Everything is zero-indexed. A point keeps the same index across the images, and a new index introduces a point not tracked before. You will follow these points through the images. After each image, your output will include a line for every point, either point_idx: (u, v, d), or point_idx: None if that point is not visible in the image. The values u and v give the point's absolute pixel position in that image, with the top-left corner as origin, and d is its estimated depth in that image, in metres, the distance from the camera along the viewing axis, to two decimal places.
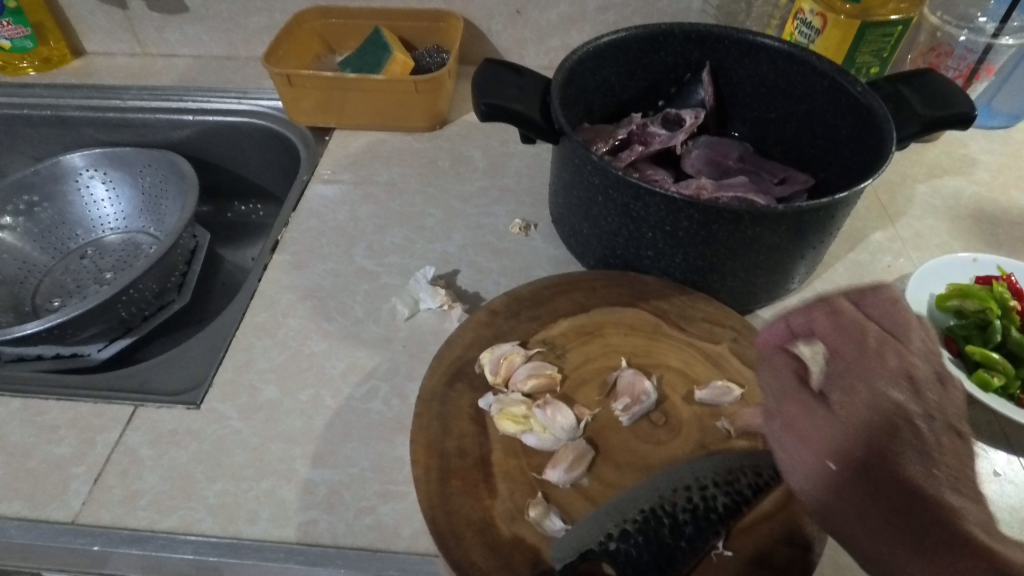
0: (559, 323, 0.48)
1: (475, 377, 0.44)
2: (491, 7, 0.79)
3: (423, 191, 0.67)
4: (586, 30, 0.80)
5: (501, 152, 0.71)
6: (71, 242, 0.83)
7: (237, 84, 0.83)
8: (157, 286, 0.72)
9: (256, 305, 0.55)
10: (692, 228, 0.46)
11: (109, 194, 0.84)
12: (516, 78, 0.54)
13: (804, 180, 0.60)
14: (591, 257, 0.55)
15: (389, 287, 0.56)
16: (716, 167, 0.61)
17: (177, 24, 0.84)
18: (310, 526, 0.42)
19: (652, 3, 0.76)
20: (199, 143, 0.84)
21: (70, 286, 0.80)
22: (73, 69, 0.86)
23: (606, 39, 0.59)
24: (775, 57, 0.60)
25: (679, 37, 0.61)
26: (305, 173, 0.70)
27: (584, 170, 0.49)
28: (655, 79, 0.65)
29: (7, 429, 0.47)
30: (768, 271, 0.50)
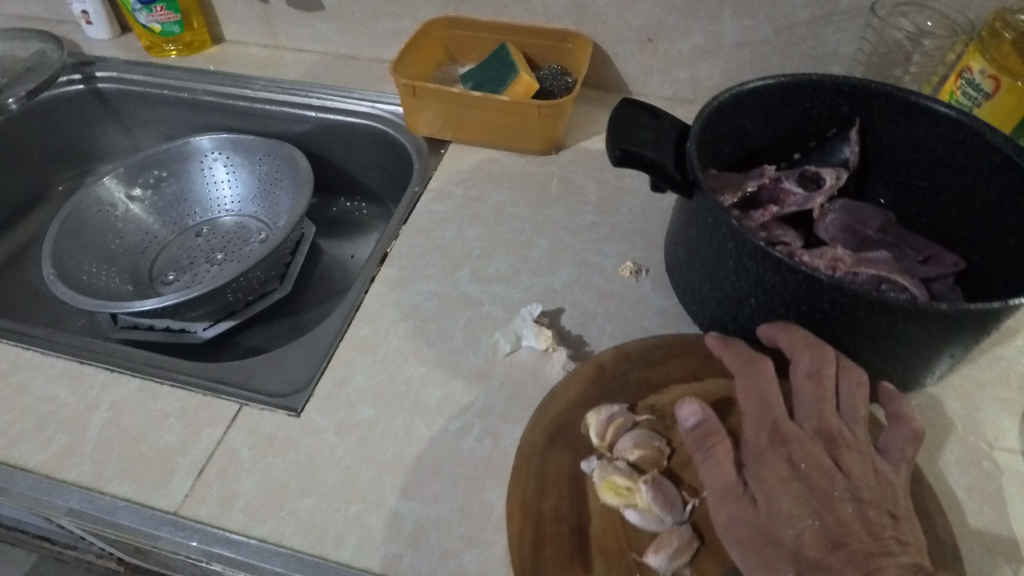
0: (669, 390, 0.45)
1: (577, 436, 0.42)
2: (621, 33, 0.76)
3: (532, 218, 0.65)
4: (718, 65, 0.76)
5: (615, 187, 0.69)
6: (188, 219, 0.88)
7: (359, 85, 0.85)
8: (263, 275, 0.75)
9: (360, 318, 0.56)
10: (831, 311, 0.42)
11: (228, 177, 0.87)
12: (653, 122, 0.51)
13: (953, 263, 0.54)
14: (706, 317, 0.52)
15: (491, 317, 0.55)
16: (853, 234, 0.56)
17: (310, 21, 0.86)
18: (393, 561, 0.42)
19: (796, 44, 0.72)
20: (316, 138, 0.86)
21: (183, 262, 0.84)
22: (211, 55, 0.91)
23: (749, 85, 0.56)
24: (939, 123, 0.54)
25: (830, 89, 0.57)
26: (417, 185, 0.70)
27: (716, 231, 0.46)
28: (793, 130, 0.61)
29: (124, 409, 0.50)
30: (908, 365, 0.45)
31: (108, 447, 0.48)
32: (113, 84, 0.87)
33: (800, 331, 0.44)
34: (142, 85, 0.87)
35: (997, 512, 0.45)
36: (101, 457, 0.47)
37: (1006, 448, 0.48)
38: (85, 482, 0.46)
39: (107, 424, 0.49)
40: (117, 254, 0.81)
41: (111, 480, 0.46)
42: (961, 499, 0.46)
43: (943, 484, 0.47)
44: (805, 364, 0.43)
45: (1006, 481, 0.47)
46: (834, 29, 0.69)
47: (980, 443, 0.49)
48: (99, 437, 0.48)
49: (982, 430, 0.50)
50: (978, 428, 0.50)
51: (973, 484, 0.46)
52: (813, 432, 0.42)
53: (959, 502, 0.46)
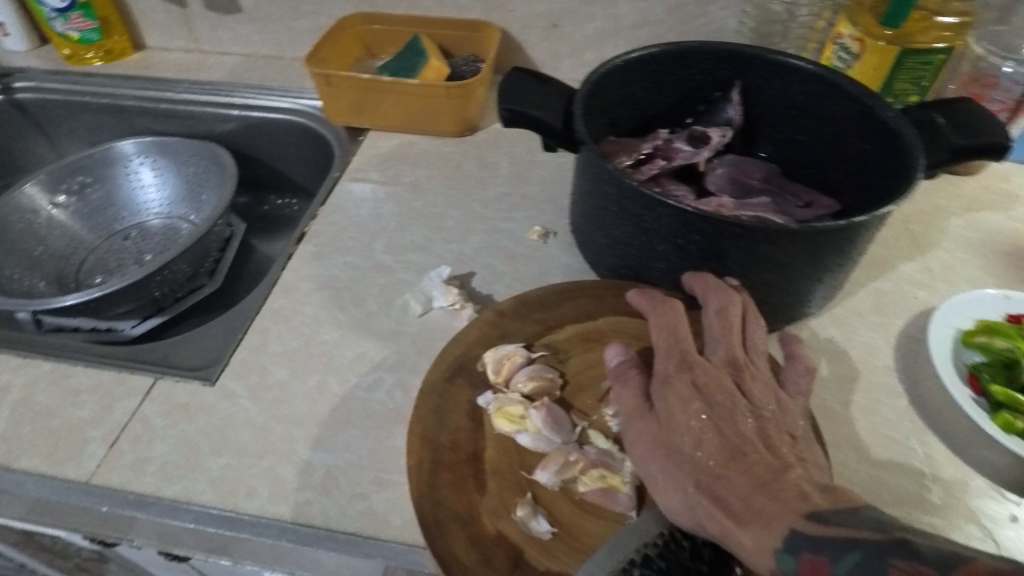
0: (565, 328, 0.48)
1: (475, 374, 0.45)
2: (527, 20, 0.80)
3: (446, 193, 0.68)
4: (620, 46, 0.81)
5: (527, 161, 0.72)
6: (116, 223, 0.88)
7: (281, 82, 0.87)
8: (189, 269, 0.76)
9: (276, 292, 0.57)
10: (704, 243, 0.46)
11: (155, 181, 0.88)
12: (541, 86, 0.54)
13: (830, 205, 0.59)
14: (604, 267, 0.55)
15: (404, 283, 0.58)
16: (740, 186, 0.61)
17: (230, 24, 0.88)
18: (304, 506, 0.43)
19: (689, 22, 0.77)
20: (242, 137, 0.87)
21: (111, 265, 0.84)
22: (132, 61, 0.91)
23: (634, 53, 0.60)
24: (807, 80, 0.59)
25: (710, 55, 0.61)
26: (336, 170, 0.72)
27: (600, 179, 0.49)
28: (684, 96, 0.65)
29: (36, 390, 0.50)
30: (781, 292, 0.49)
31: (19, 426, 0.48)
32: (32, 94, 0.87)
33: (712, 278, 0.47)
34: (62, 94, 0.87)
35: (869, 422, 0.49)
36: (11, 436, 0.47)
37: (879, 366, 0.53)
38: None
39: (18, 405, 0.49)
40: (41, 260, 0.81)
41: (21, 457, 0.46)
42: (840, 413, 0.50)
43: (824, 401, 0.50)
44: (714, 305, 0.46)
45: (879, 395, 0.51)
46: (720, 6, 0.74)
47: (857, 364, 0.53)
48: (9, 418, 0.48)
49: (859, 352, 0.54)
50: (855, 351, 0.54)
51: (849, 399, 0.50)
52: (722, 363, 0.44)
53: (838, 415, 0.49)
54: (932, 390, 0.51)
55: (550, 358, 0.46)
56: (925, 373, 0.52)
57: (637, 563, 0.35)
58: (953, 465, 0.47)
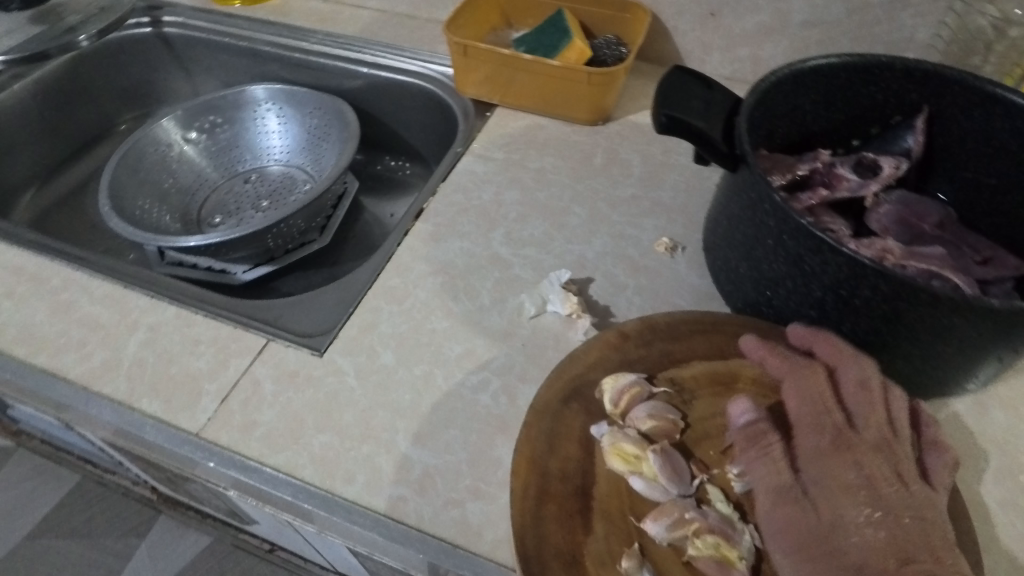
0: (692, 365, 0.44)
1: (591, 400, 0.42)
2: (682, 5, 0.74)
3: (571, 187, 0.65)
4: (782, 45, 0.73)
5: (661, 162, 0.67)
6: (239, 165, 0.90)
7: (413, 44, 0.85)
8: (302, 224, 0.77)
9: (391, 269, 0.56)
10: (873, 300, 0.40)
11: (279, 128, 0.89)
12: (705, 92, 0.49)
13: (1015, 266, 0.51)
14: (740, 299, 0.50)
15: (519, 280, 0.55)
16: (908, 228, 0.53)
17: None
18: (399, 502, 0.42)
19: (869, 27, 0.68)
20: (367, 95, 0.87)
21: (230, 206, 0.86)
22: (272, 6, 0.92)
23: (811, 62, 0.53)
24: (1017, 116, 0.51)
25: (900, 73, 0.54)
26: (459, 145, 0.70)
27: (758, 207, 0.44)
28: (856, 115, 0.58)
29: (160, 332, 0.52)
30: (949, 365, 0.43)
31: (143, 366, 0.50)
32: (178, 29, 0.90)
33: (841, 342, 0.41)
34: (205, 32, 0.89)
35: None
36: (135, 375, 0.49)
37: None
38: (118, 396, 0.48)
39: (144, 346, 0.51)
40: (169, 193, 0.84)
41: (142, 398, 0.48)
42: (993, 512, 0.43)
43: (975, 494, 0.44)
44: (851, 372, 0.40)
45: None
46: (912, 12, 0.65)
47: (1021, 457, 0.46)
48: (135, 357, 0.50)
49: None
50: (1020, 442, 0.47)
51: (1007, 498, 0.44)
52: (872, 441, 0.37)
53: (991, 514, 0.43)
54: None
55: (669, 397, 0.42)
56: None
57: None
58: None
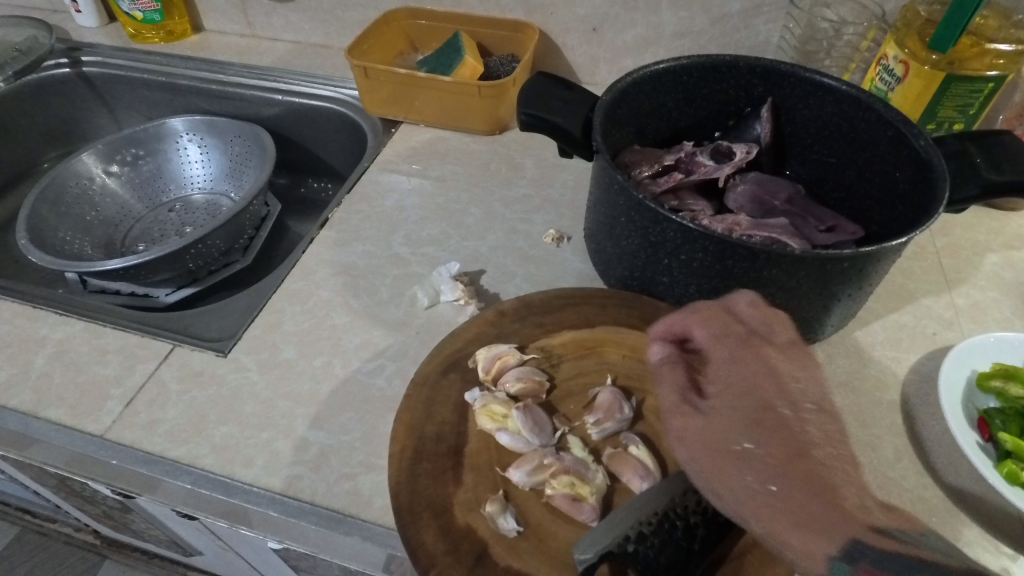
0: (562, 333, 0.49)
1: (467, 370, 0.46)
2: (568, 23, 0.81)
3: (469, 191, 0.69)
4: (660, 54, 0.80)
5: (552, 164, 0.72)
6: (163, 195, 0.92)
7: (325, 71, 0.89)
8: (224, 245, 0.79)
9: (295, 274, 0.60)
10: (708, 261, 0.46)
11: (201, 157, 0.92)
12: (565, 93, 0.54)
13: (853, 231, 0.58)
14: (612, 276, 0.55)
15: (416, 275, 0.59)
16: (760, 205, 0.60)
17: (283, 12, 0.91)
18: (295, 480, 0.45)
19: (731, 34, 0.76)
20: (285, 121, 0.91)
21: (155, 234, 0.89)
22: (190, 43, 0.96)
23: (663, 64, 0.60)
24: (841, 100, 0.58)
25: (742, 69, 0.60)
26: (367, 160, 0.74)
27: (611, 189, 0.50)
28: (714, 110, 0.65)
29: (69, 346, 0.54)
30: (786, 317, 0.49)
31: (50, 377, 0.52)
32: (97, 68, 0.93)
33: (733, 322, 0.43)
34: (124, 69, 0.93)
35: (867, 457, 0.48)
36: (42, 386, 0.51)
37: (886, 402, 0.51)
38: (25, 407, 0.50)
39: (51, 359, 0.53)
40: (92, 224, 0.86)
41: (48, 406, 0.50)
42: None
43: None
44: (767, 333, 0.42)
45: (882, 431, 0.49)
46: (764, 19, 0.73)
47: (863, 397, 0.52)
48: (43, 370, 0.52)
49: (866, 385, 0.52)
50: (862, 384, 0.53)
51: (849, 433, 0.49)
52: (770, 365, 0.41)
53: None
54: (939, 431, 0.49)
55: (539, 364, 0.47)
56: (935, 414, 0.51)
57: (632, 539, 0.37)
58: (949, 508, 0.45)
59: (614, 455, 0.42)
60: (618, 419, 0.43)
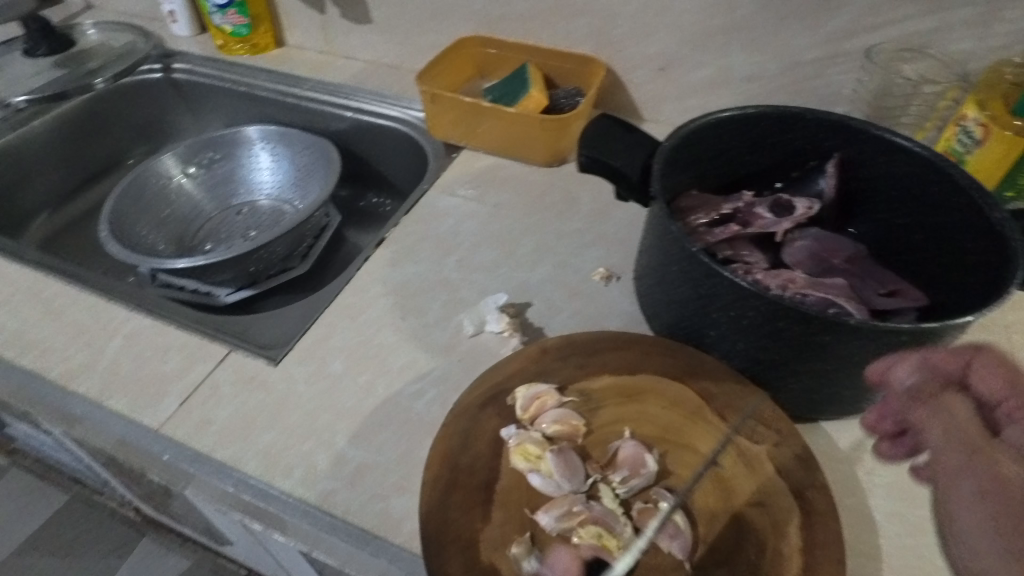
0: (603, 377, 0.48)
1: (506, 406, 0.46)
2: (636, 60, 0.81)
3: (523, 220, 0.70)
4: (726, 97, 0.80)
5: (608, 200, 0.73)
6: (233, 199, 0.97)
7: (395, 92, 0.93)
8: (285, 251, 0.83)
9: (349, 289, 0.62)
10: (759, 319, 0.45)
11: (272, 165, 0.96)
12: (627, 136, 0.55)
13: (916, 299, 0.56)
14: (657, 323, 0.55)
15: (464, 301, 0.61)
16: (819, 263, 0.58)
17: (361, 32, 0.95)
18: (329, 495, 0.47)
19: (802, 82, 0.75)
20: (352, 136, 0.94)
21: (222, 235, 0.93)
22: (273, 55, 1.01)
23: (730, 112, 0.59)
24: (916, 162, 0.56)
25: (811, 122, 0.59)
26: (427, 182, 0.77)
27: (665, 237, 0.50)
28: (778, 160, 0.64)
29: (135, 340, 0.57)
30: (836, 385, 0.47)
31: (116, 368, 0.55)
32: (187, 74, 0.99)
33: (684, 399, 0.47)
34: (210, 77, 0.99)
35: (914, 540, 0.46)
36: (108, 376, 0.54)
37: None
38: (91, 394, 0.53)
39: (118, 351, 0.57)
40: (166, 221, 0.91)
41: (111, 396, 0.53)
42: (880, 523, 0.47)
43: (866, 506, 0.48)
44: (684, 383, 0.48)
45: (932, 513, 0.47)
46: (838, 70, 0.72)
47: (913, 474, 0.49)
48: (109, 360, 0.56)
49: None
50: None
51: (896, 511, 0.47)
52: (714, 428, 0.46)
53: (878, 526, 0.46)
54: None
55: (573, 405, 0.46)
56: None
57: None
58: None
59: (643, 510, 0.42)
60: (646, 473, 0.43)
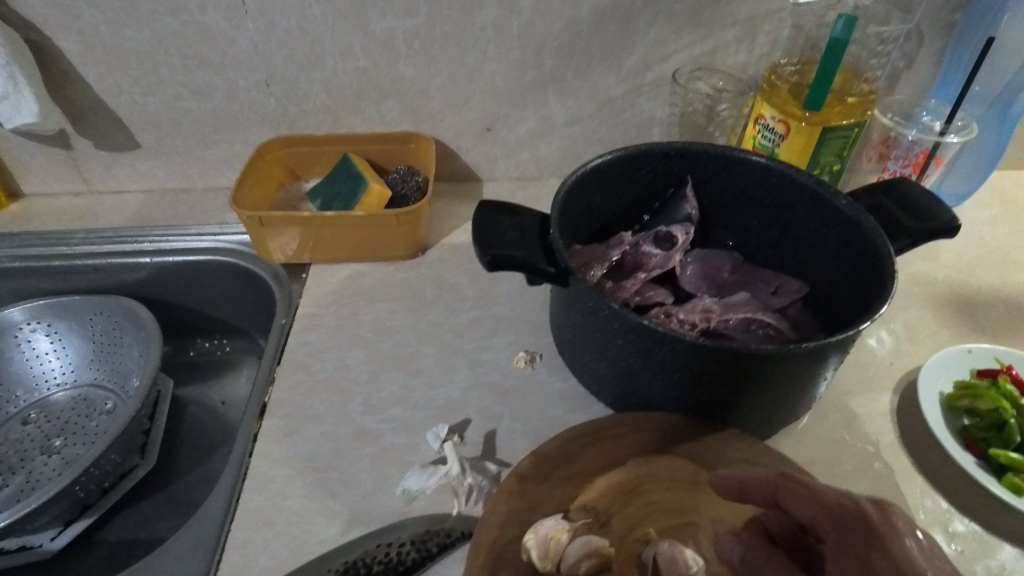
0: (596, 481, 0.45)
1: (517, 564, 0.40)
2: (459, 127, 0.79)
3: (414, 327, 0.64)
4: (555, 143, 0.81)
5: (489, 277, 0.69)
6: (10, 406, 0.74)
7: (196, 220, 0.79)
8: (119, 455, 0.65)
9: (248, 487, 0.50)
10: (718, 368, 0.45)
11: (54, 347, 0.75)
12: (514, 220, 0.52)
13: (798, 288, 0.61)
14: (608, 394, 0.53)
15: (396, 447, 0.52)
16: (713, 283, 0.61)
17: (127, 161, 0.79)
18: None
19: (618, 115, 0.79)
20: (156, 284, 0.78)
21: (11, 461, 0.69)
22: (9, 214, 0.80)
23: (591, 165, 0.59)
24: (755, 170, 0.61)
25: (658, 155, 0.62)
26: (284, 317, 0.66)
27: (598, 313, 0.48)
28: (638, 195, 0.66)
29: None
30: (793, 401, 0.49)
31: None
32: None
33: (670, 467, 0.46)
34: None
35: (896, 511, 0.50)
36: None
37: (886, 448, 0.54)
38: None
39: None
40: None
41: None
42: None
43: None
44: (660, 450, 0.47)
45: (896, 479, 0.52)
46: (646, 98, 0.77)
47: (865, 449, 0.54)
48: None
49: (862, 435, 0.55)
50: (859, 435, 0.55)
51: (872, 491, 0.51)
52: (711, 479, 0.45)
53: None
54: (936, 463, 0.53)
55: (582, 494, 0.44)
56: (926, 446, 0.54)
57: None
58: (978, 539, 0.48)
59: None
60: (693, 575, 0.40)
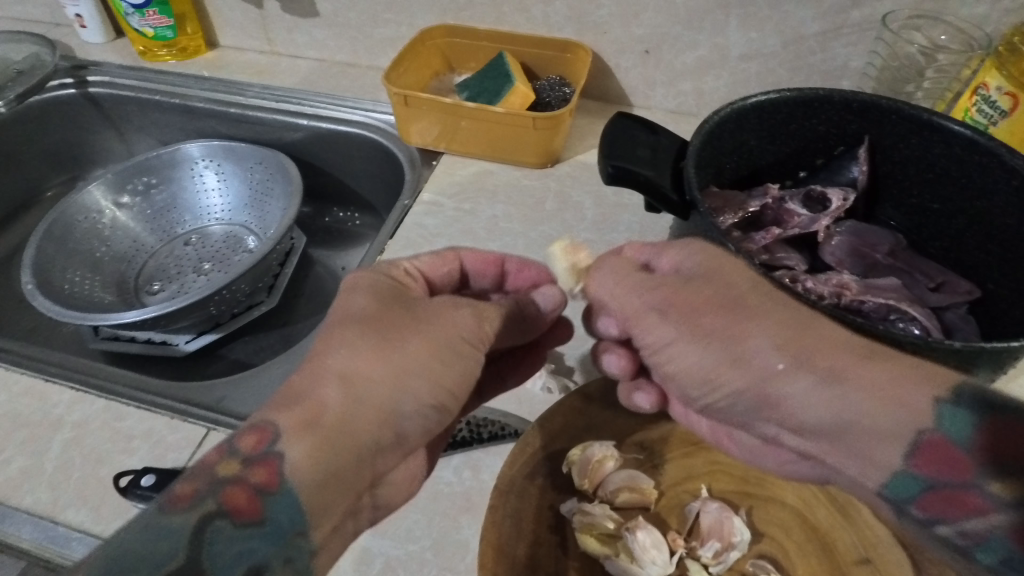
0: (661, 425, 0.45)
1: (558, 475, 0.42)
2: (622, 43, 0.74)
3: (524, 234, 0.63)
4: (722, 78, 0.73)
5: (613, 203, 0.66)
6: (177, 227, 0.85)
7: (353, 93, 0.83)
8: (248, 288, 0.72)
9: None
10: None
11: (219, 185, 0.85)
12: (651, 139, 0.48)
13: (967, 290, 0.52)
14: None
15: None
16: (861, 259, 0.53)
17: (307, 28, 0.84)
18: None
19: (805, 57, 0.69)
20: (310, 147, 0.84)
21: (170, 271, 0.81)
22: (206, 60, 0.89)
23: (752, 100, 0.53)
24: (953, 143, 0.51)
25: (838, 104, 0.53)
26: (408, 198, 0.68)
27: None
28: (800, 147, 0.58)
29: (88, 430, 0.49)
30: None
31: (67, 469, 0.46)
32: (105, 88, 0.86)
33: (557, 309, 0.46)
34: (133, 90, 0.86)
35: None
36: (59, 484, 0.46)
37: None
38: (40, 509, 0.44)
39: (68, 446, 0.48)
40: (101, 262, 0.79)
41: (67, 508, 0.44)
42: None
43: None
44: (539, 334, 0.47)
45: None
46: (844, 42, 0.66)
47: None
48: (58, 459, 0.47)
49: None
50: None
51: None
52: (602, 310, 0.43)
53: None
54: None
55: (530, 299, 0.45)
56: None
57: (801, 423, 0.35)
58: None
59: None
60: (736, 543, 0.39)
